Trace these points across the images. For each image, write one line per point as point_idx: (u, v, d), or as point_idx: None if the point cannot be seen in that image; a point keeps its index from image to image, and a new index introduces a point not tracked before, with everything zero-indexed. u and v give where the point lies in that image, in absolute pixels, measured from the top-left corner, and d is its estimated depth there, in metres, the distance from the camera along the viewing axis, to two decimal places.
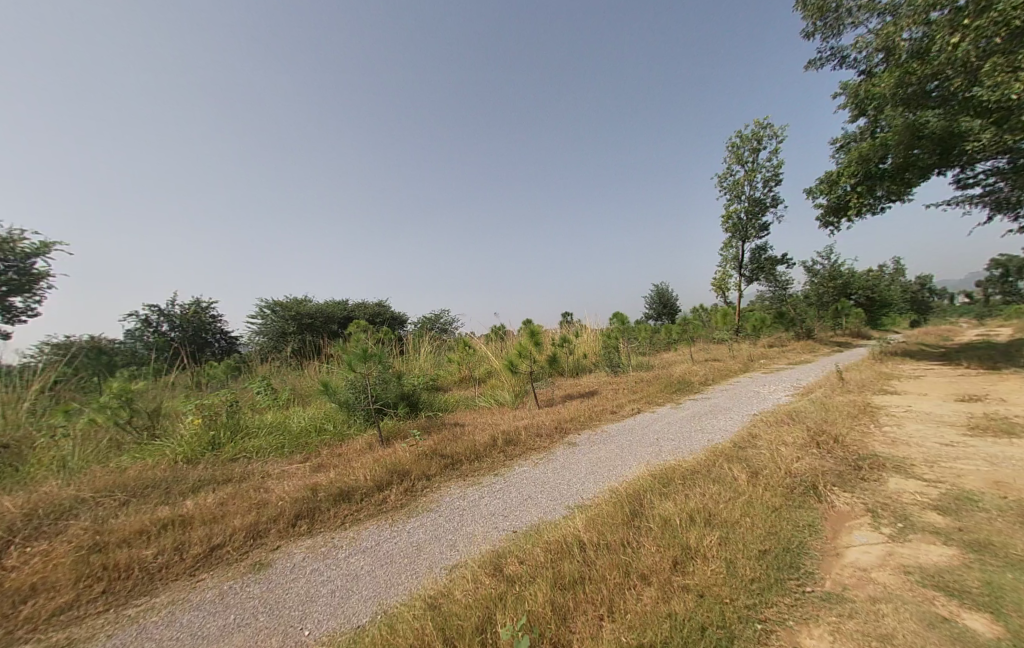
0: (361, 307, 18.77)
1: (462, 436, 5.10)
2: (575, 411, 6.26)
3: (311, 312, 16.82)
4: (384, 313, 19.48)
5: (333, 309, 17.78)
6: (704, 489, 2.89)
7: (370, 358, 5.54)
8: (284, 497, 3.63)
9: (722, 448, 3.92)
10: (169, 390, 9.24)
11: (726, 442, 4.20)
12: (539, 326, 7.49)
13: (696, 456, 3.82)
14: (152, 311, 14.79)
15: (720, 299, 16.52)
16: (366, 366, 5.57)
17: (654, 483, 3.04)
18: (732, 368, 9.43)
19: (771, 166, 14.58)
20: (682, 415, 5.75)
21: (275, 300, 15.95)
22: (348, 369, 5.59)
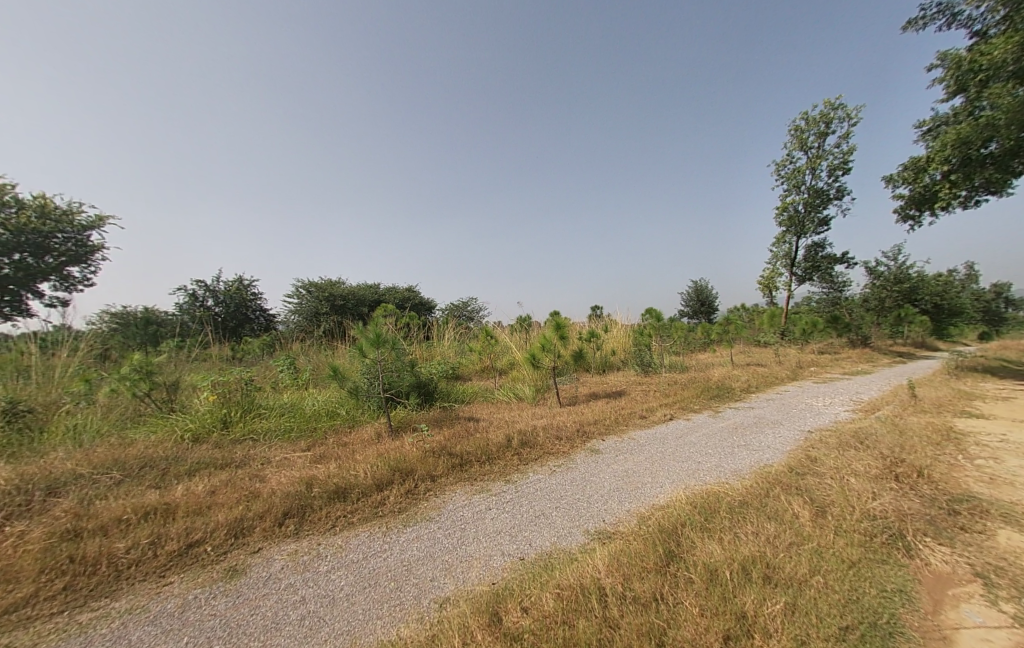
0: (392, 291, 18.75)
1: (476, 433, 4.72)
2: (600, 413, 5.75)
3: (343, 294, 16.92)
4: (414, 298, 19.40)
5: (364, 292, 17.85)
6: (758, 528, 2.35)
7: (383, 343, 5.21)
8: (277, 489, 3.34)
9: (775, 472, 3.32)
10: (198, 364, 9.36)
11: (779, 464, 3.58)
12: (566, 318, 6.97)
13: (741, 481, 3.25)
14: (198, 286, 15.25)
15: (766, 298, 15.38)
16: (378, 352, 5.25)
17: (694, 515, 2.50)
18: (777, 374, 8.59)
19: (838, 154, 13.28)
20: (722, 427, 5.12)
21: (309, 280, 16.13)
22: (360, 354, 5.30)
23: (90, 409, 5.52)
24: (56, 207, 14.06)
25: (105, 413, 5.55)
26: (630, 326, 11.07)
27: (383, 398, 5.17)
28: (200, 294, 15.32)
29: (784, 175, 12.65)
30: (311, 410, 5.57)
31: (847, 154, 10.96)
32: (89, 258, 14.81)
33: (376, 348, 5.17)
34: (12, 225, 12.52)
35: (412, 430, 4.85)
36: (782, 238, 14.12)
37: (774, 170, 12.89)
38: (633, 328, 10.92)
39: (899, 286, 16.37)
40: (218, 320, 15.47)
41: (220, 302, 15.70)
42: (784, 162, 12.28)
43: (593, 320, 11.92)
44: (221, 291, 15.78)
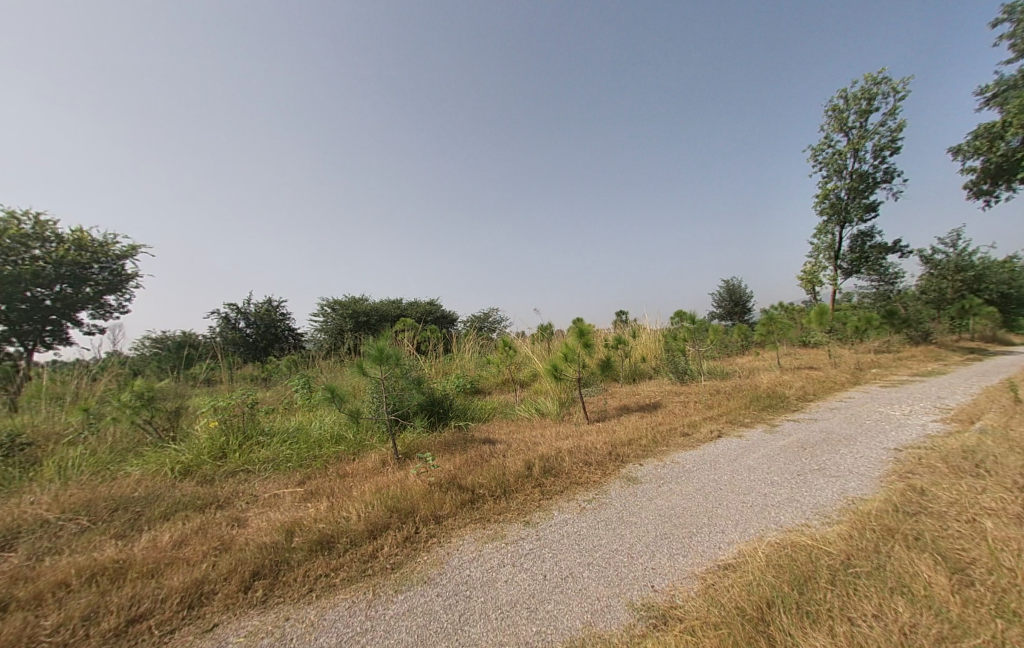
0: (413, 306, 18.51)
1: (491, 460, 4.10)
2: (635, 430, 5.01)
3: (366, 309, 16.76)
4: (435, 312, 19.08)
5: (387, 307, 17.65)
6: (864, 619, 1.72)
7: (387, 360, 4.69)
8: (252, 539, 2.82)
9: (872, 511, 2.53)
10: (218, 389, 9.13)
11: (873, 499, 2.78)
12: (590, 325, 6.31)
13: (832, 525, 2.49)
14: (230, 309, 15.35)
15: (809, 294, 14.20)
16: (382, 369, 4.73)
17: (789, 586, 1.85)
18: (836, 380, 7.59)
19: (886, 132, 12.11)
20: (783, 447, 4.32)
21: (332, 298, 16.08)
22: (361, 373, 4.77)
23: (90, 441, 5.22)
24: (92, 238, 14.47)
25: (106, 443, 5.24)
26: (661, 331, 10.24)
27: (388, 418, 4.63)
28: (232, 317, 15.45)
29: (823, 160, 11.69)
30: (314, 435, 5.08)
31: (896, 132, 9.94)
32: (125, 286, 15.17)
33: (379, 364, 4.66)
34: (52, 258, 12.88)
35: (420, 456, 4.27)
36: (824, 228, 13.01)
37: (811, 156, 11.94)
38: (664, 332, 10.11)
39: (961, 274, 14.78)
40: (249, 341, 15.56)
41: (252, 324, 15.78)
42: (821, 146, 11.35)
43: (620, 325, 11.14)
44: (251, 312, 15.84)
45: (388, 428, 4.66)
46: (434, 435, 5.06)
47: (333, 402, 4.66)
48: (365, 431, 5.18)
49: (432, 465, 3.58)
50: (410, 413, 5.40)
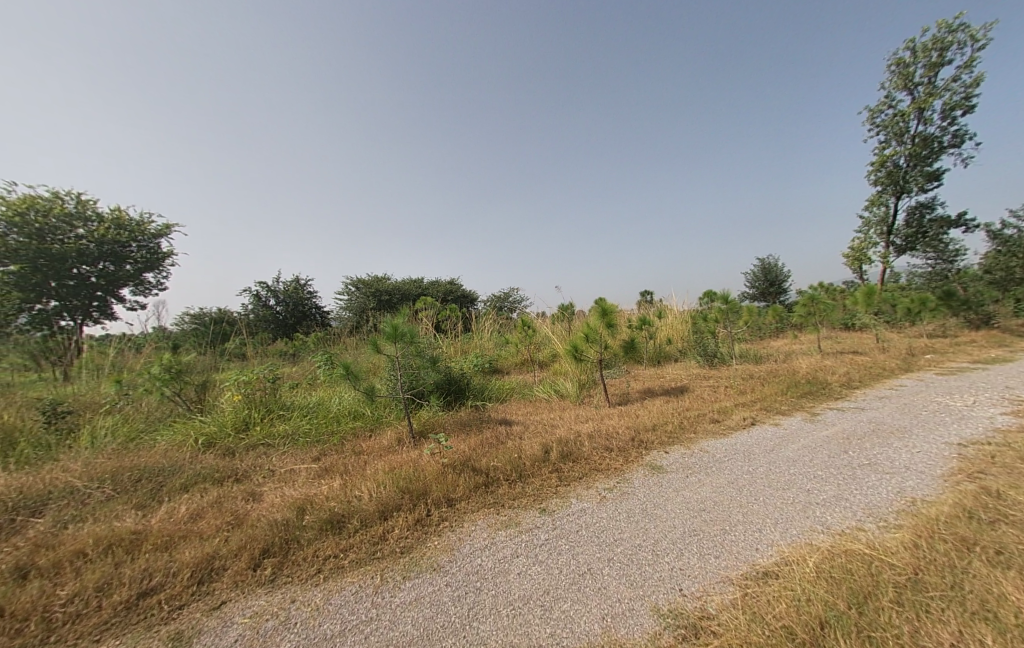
0: (436, 285, 18.50)
1: (508, 442, 3.96)
2: (661, 415, 4.76)
3: (389, 288, 16.89)
4: (457, 291, 19.03)
5: (411, 287, 17.72)
6: None
7: (402, 337, 4.58)
8: (264, 514, 2.76)
9: (936, 521, 2.25)
10: (247, 365, 9.34)
11: (936, 507, 2.48)
12: (614, 304, 6.03)
13: (888, 534, 2.23)
14: (262, 287, 15.70)
15: (855, 272, 13.30)
16: (397, 346, 4.63)
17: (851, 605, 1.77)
18: (883, 366, 7.03)
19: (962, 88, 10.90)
20: (823, 438, 3.99)
21: (358, 277, 16.26)
22: (375, 350, 4.69)
23: (122, 411, 5.37)
24: (130, 217, 14.94)
25: (137, 414, 5.39)
26: (688, 312, 9.80)
27: (403, 396, 4.56)
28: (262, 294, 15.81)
29: (881, 123, 10.78)
30: (332, 411, 5.07)
31: (971, 87, 9.08)
32: (161, 264, 15.70)
33: (394, 342, 4.57)
34: (93, 236, 13.36)
35: (434, 436, 4.17)
36: (875, 200, 12.02)
37: (867, 120, 11.02)
38: (692, 313, 9.67)
39: None
40: (279, 319, 15.94)
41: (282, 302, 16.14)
42: (881, 106, 10.43)
43: (645, 306, 10.72)
44: (280, 290, 16.16)
45: (403, 406, 4.59)
46: (451, 415, 4.95)
47: (350, 380, 4.56)
48: (382, 409, 5.14)
49: (445, 445, 3.43)
50: (426, 391, 5.34)
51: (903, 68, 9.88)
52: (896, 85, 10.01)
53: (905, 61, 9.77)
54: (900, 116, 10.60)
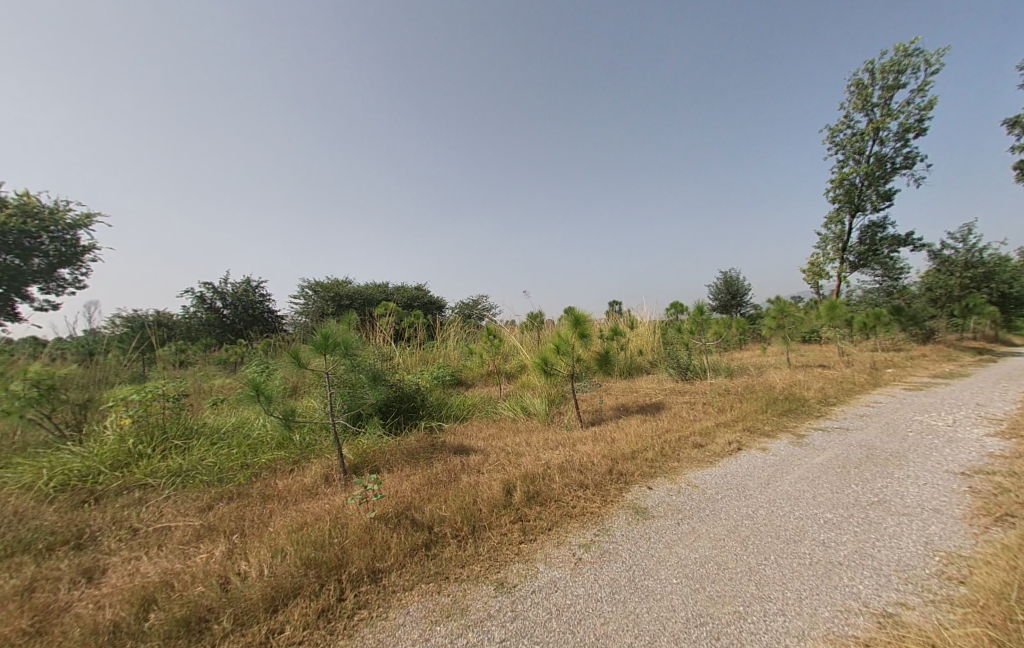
0: (399, 290, 17.50)
1: (462, 479, 3.21)
2: (640, 439, 4.17)
3: (348, 293, 15.77)
4: (422, 297, 18.08)
5: (372, 291, 16.61)
6: None
7: (334, 349, 3.67)
8: (87, 613, 1.91)
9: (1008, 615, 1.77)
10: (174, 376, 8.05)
11: (991, 576, 1.99)
12: (586, 313, 5.45)
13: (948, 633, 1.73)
14: (207, 288, 14.13)
15: (812, 286, 13.56)
16: (328, 360, 3.71)
17: None
18: (855, 381, 6.84)
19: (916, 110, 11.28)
20: (820, 468, 3.50)
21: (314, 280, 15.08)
22: (298, 364, 3.73)
23: None
24: (41, 204, 12.98)
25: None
26: (658, 322, 9.45)
27: (331, 417, 3.64)
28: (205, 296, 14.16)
29: (840, 142, 10.99)
30: (248, 438, 4.13)
31: (924, 110, 9.39)
32: (81, 259, 13.82)
33: (324, 355, 3.65)
34: None
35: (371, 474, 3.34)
36: (833, 217, 12.26)
37: (826, 138, 11.21)
38: (662, 324, 9.33)
39: (970, 270, 14.18)
40: (225, 322, 14.23)
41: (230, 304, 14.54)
42: (840, 125, 10.66)
43: (615, 316, 10.31)
44: (228, 293, 14.47)
45: (333, 432, 3.72)
46: (395, 441, 4.14)
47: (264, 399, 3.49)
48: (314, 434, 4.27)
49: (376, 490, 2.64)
50: (365, 411, 4.49)
51: (861, 89, 10.10)
52: (855, 104, 10.21)
53: (863, 81, 9.98)
54: (857, 136, 10.85)
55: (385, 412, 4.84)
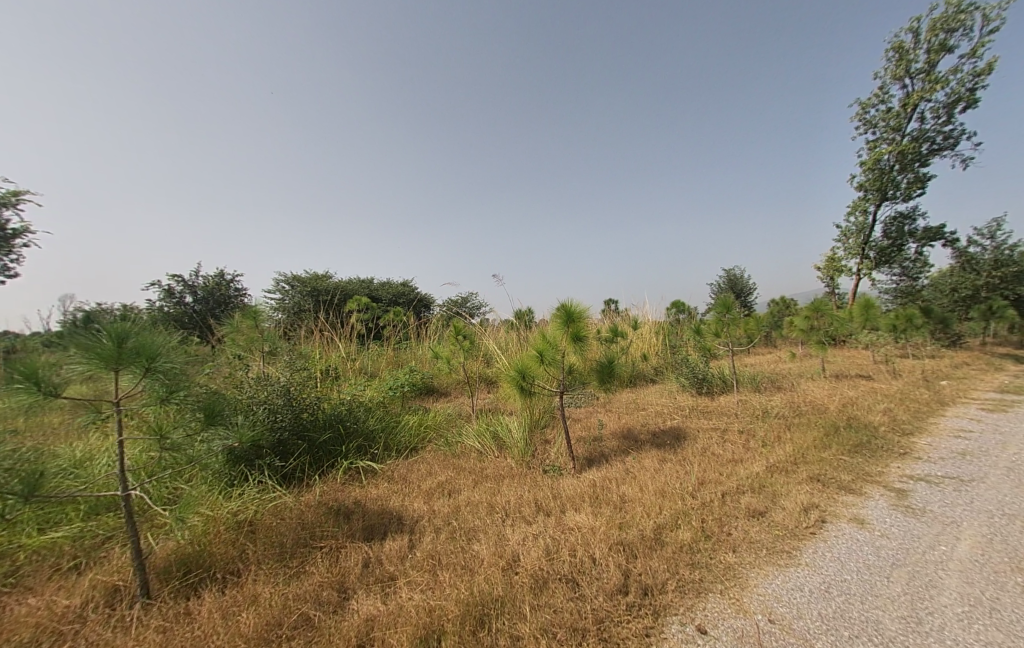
0: (384, 286, 15.94)
1: (342, 623, 1.65)
2: (667, 504, 2.66)
3: (328, 288, 14.10)
4: (409, 295, 16.47)
5: (354, 287, 14.97)
6: None
7: (137, 359, 1.94)
8: None
9: None
10: None
11: None
12: (583, 308, 3.94)
13: None
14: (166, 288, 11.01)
15: (828, 286, 12.25)
16: (132, 376, 1.98)
17: None
18: (916, 398, 5.47)
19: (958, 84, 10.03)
20: (984, 577, 2.05)
21: (290, 273, 13.43)
22: (73, 381, 1.94)
23: None
24: None
25: None
26: (661, 323, 8.07)
27: (117, 476, 1.93)
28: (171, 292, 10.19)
29: (871, 118, 9.76)
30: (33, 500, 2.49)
31: (978, 76, 8.25)
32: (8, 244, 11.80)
33: (119, 374, 1.94)
34: None
35: (178, 609, 1.76)
36: (858, 206, 10.94)
37: (855, 115, 10.00)
38: (667, 326, 7.92)
39: (998, 269, 12.81)
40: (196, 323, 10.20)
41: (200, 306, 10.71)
42: (874, 98, 9.42)
43: (613, 315, 8.87)
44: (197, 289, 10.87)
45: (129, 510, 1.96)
46: (275, 506, 2.59)
47: None
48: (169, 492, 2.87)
49: None
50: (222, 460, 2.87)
51: (901, 54, 8.85)
52: (893, 73, 8.99)
53: (904, 45, 8.77)
54: (893, 111, 9.59)
55: (285, 454, 3.32)
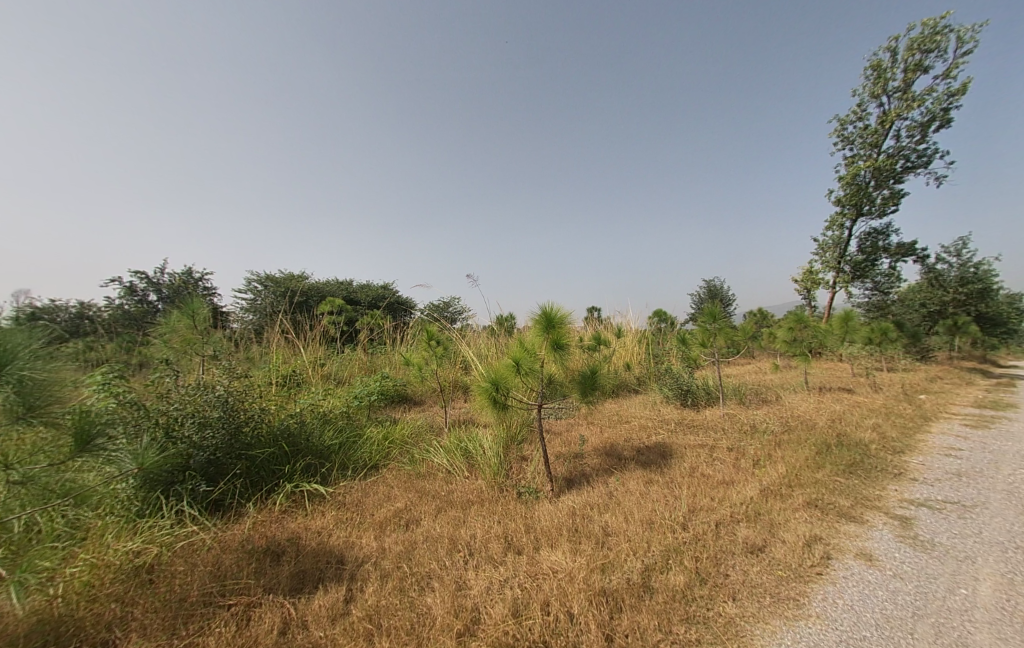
0: (363, 288, 15.38)
1: None
2: (656, 538, 2.33)
3: (304, 289, 13.47)
4: (388, 298, 15.94)
5: (331, 289, 14.34)
6: None
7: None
8: None
9: None
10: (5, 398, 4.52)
11: None
12: (564, 313, 3.59)
13: None
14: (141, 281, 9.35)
15: (806, 297, 12.33)
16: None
17: None
18: (901, 413, 5.33)
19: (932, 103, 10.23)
20: (1017, 631, 1.78)
21: (263, 272, 12.77)
22: None
23: None
24: None
25: None
26: (645, 332, 7.82)
27: None
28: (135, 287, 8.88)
29: (849, 134, 9.87)
30: None
31: (952, 96, 8.39)
32: None
33: None
34: None
35: None
36: (835, 220, 11.04)
37: (834, 130, 10.11)
38: (650, 335, 7.68)
39: (965, 286, 13.09)
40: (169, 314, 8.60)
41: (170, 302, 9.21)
42: (853, 115, 9.51)
43: (595, 323, 8.59)
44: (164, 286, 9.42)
45: None
46: (185, 550, 2.17)
47: None
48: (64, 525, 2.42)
49: None
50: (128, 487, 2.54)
51: (879, 71, 8.97)
52: (871, 90, 9.09)
53: (882, 63, 8.88)
54: (870, 128, 9.71)
55: (215, 476, 2.85)
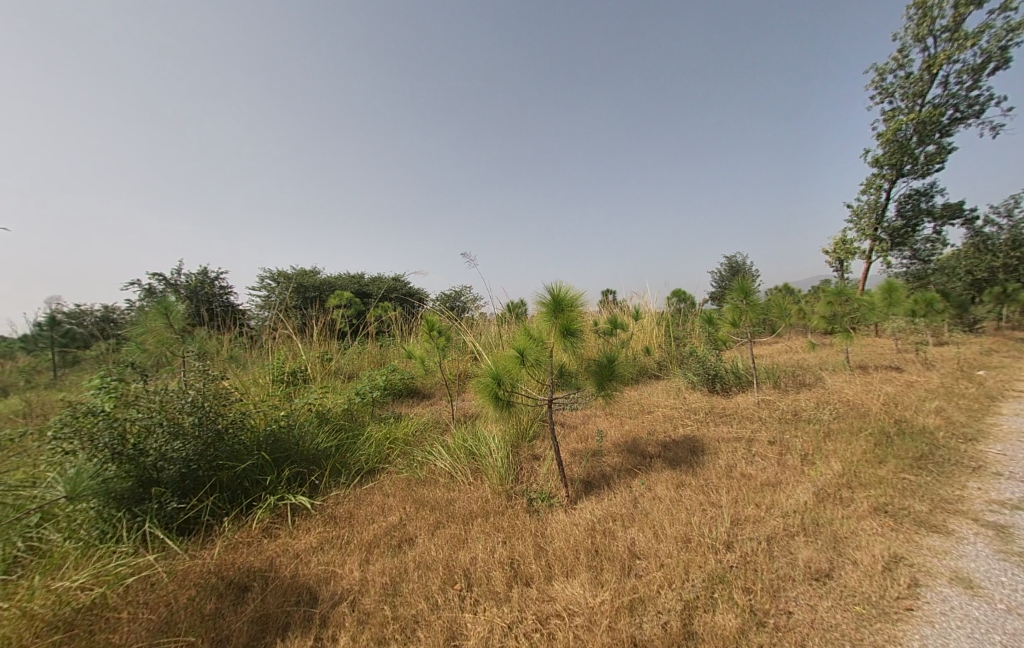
0: (375, 280, 15.14)
1: None
2: (696, 561, 1.90)
3: (316, 283, 13.28)
4: (401, 289, 15.67)
5: (343, 281, 14.11)
6: None
7: None
8: None
9: None
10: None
11: None
12: (575, 294, 3.15)
13: None
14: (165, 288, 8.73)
15: (838, 270, 11.51)
16: None
17: None
18: (962, 393, 4.75)
19: None
20: None
21: (275, 267, 12.62)
22: None
23: None
24: None
25: None
26: (666, 313, 7.29)
27: None
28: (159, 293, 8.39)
29: (889, 85, 8.96)
30: None
31: (1012, 31, 7.43)
32: None
33: None
34: None
35: None
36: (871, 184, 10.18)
37: (871, 82, 9.20)
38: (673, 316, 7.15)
39: (1016, 250, 12.06)
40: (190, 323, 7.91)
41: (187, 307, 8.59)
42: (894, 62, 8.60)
43: (612, 305, 8.09)
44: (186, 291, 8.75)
45: None
46: (138, 588, 1.89)
47: None
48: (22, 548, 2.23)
49: None
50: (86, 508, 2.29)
51: (925, 10, 8.03)
52: (915, 33, 8.17)
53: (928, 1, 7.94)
54: (913, 77, 8.78)
55: (190, 489, 2.55)
